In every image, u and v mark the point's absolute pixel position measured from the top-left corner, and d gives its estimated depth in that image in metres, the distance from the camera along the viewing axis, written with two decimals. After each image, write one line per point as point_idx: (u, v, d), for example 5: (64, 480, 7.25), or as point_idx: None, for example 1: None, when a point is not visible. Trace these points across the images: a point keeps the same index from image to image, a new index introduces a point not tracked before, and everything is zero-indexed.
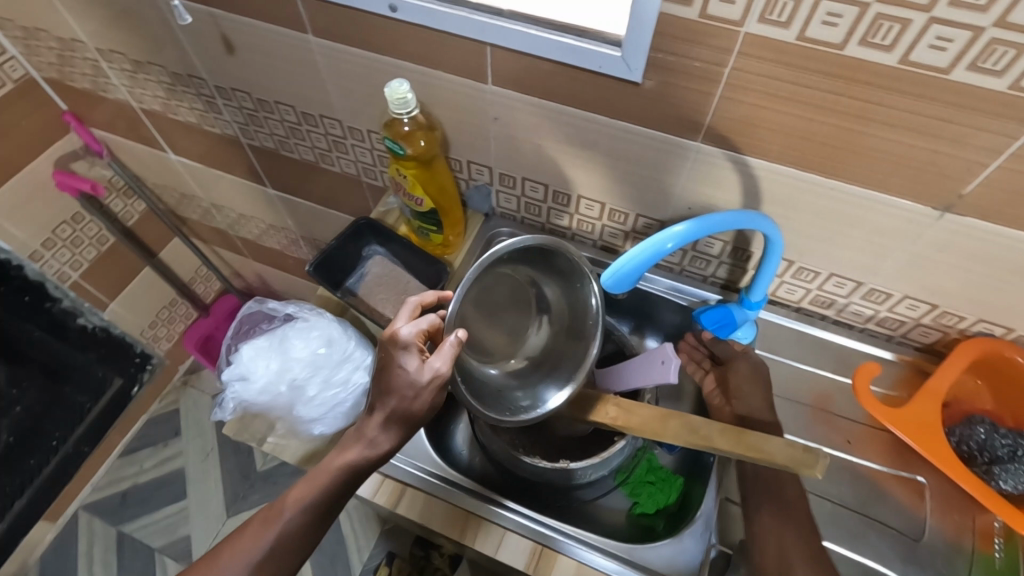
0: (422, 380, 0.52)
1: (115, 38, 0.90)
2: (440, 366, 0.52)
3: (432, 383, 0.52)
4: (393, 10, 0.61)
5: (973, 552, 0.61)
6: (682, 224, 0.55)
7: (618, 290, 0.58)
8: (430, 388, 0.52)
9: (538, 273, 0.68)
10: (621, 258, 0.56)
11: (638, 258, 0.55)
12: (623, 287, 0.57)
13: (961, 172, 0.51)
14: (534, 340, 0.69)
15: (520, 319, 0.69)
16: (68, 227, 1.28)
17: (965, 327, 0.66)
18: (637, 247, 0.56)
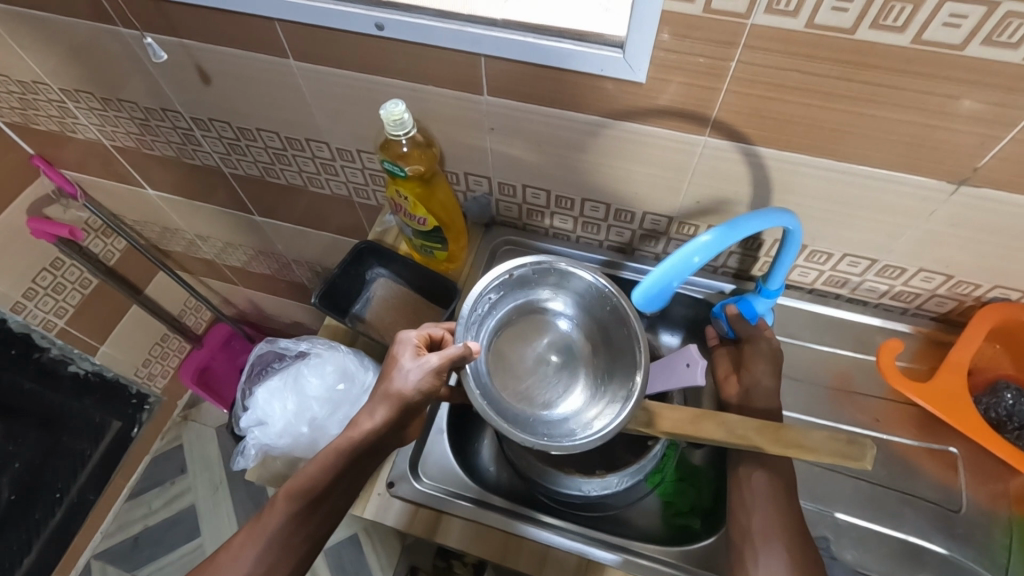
0: (414, 366, 0.53)
1: (80, 78, 0.86)
2: (435, 361, 0.52)
3: (418, 370, 0.52)
4: (380, 28, 0.58)
5: (1011, 519, 0.62)
6: (709, 233, 0.52)
7: (648, 309, 0.61)
8: (417, 379, 0.52)
9: (547, 292, 0.72)
10: (648, 279, 0.56)
11: (667, 273, 0.55)
12: (654, 304, 0.60)
13: (975, 147, 0.51)
14: (580, 360, 0.71)
15: (558, 348, 0.72)
16: (48, 273, 1.23)
17: (981, 294, 0.66)
18: (661, 266, 0.55)
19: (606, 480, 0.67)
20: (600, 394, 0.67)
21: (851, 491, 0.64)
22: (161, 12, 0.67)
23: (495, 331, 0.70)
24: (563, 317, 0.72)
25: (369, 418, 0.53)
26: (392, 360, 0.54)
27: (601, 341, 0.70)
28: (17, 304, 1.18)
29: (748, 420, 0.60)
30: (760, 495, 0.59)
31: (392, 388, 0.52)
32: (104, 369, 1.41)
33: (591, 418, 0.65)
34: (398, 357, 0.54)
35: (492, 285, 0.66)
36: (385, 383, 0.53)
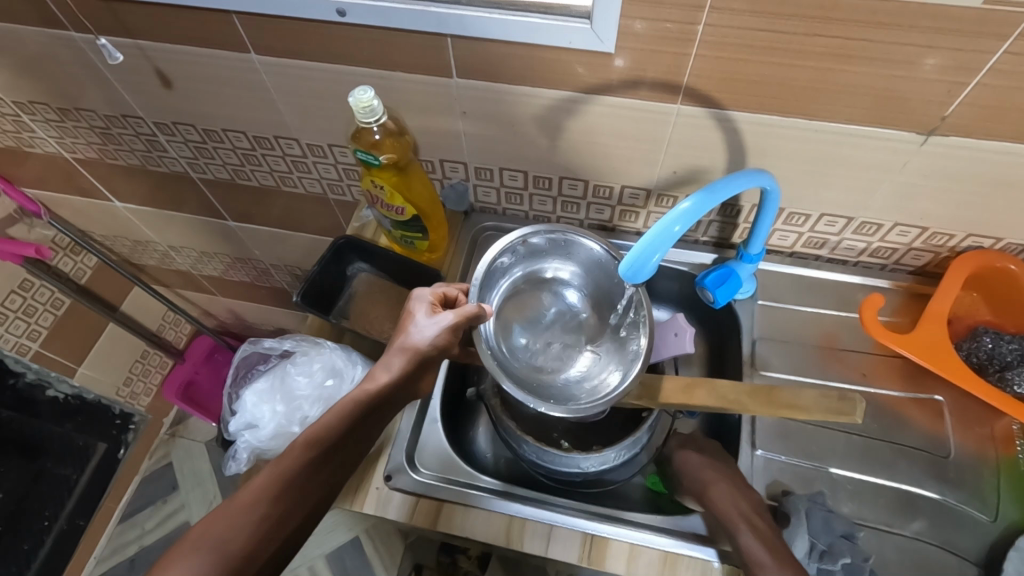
0: (429, 323, 0.52)
1: (33, 88, 0.83)
2: (450, 319, 0.53)
3: (434, 329, 0.52)
4: (341, 14, 0.57)
5: (999, 460, 0.64)
6: (689, 200, 0.51)
7: (635, 281, 0.56)
8: (432, 335, 0.52)
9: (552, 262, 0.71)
10: (633, 249, 0.54)
11: (651, 245, 0.53)
12: (641, 276, 0.55)
13: (940, 96, 0.52)
14: (588, 328, 0.71)
15: (565, 317, 0.72)
16: (16, 297, 1.18)
17: (955, 245, 0.68)
18: (646, 235, 0.53)
19: (605, 454, 0.67)
20: (608, 362, 0.67)
21: (844, 445, 0.65)
22: (113, 12, 0.65)
23: (503, 299, 0.70)
24: (570, 290, 0.72)
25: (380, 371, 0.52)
26: (407, 316, 0.54)
27: (607, 313, 0.70)
28: None
29: (738, 384, 0.61)
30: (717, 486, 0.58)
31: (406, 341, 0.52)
32: (84, 392, 1.38)
33: (591, 387, 0.65)
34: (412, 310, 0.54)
35: (498, 254, 0.66)
36: (400, 336, 0.53)
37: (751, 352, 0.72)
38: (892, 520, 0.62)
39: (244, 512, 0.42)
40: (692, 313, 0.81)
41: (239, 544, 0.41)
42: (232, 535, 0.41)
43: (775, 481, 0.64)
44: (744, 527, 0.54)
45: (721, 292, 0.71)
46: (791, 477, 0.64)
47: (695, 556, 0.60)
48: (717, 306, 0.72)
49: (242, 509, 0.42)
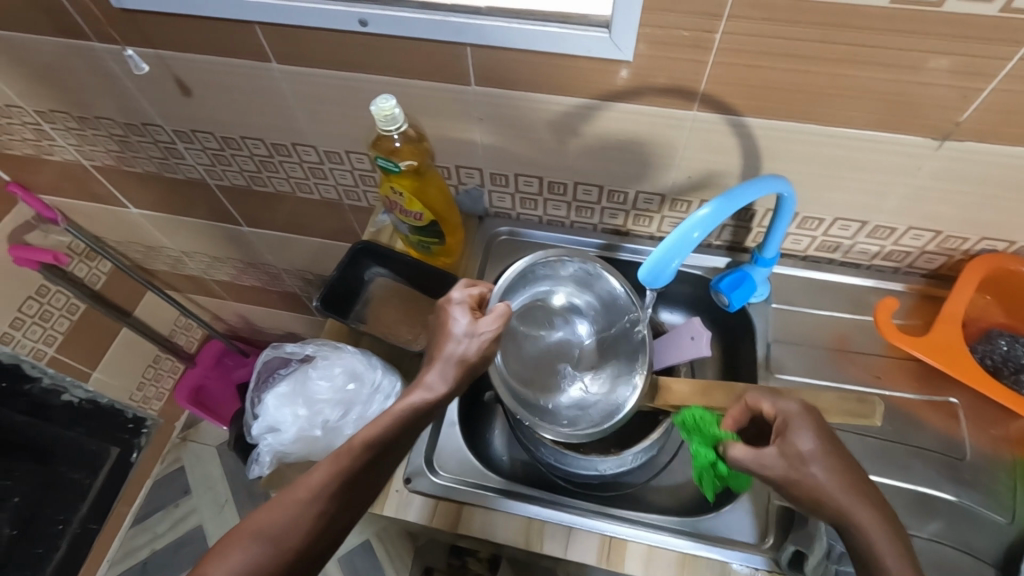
0: (472, 335, 0.56)
1: (54, 97, 0.84)
2: (491, 332, 0.56)
3: (478, 344, 0.56)
4: (363, 24, 0.58)
5: (1014, 460, 0.64)
6: (708, 206, 0.52)
7: (655, 285, 0.57)
8: (476, 348, 0.56)
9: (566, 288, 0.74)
10: (652, 255, 0.54)
11: (669, 251, 0.53)
12: (660, 280, 0.56)
13: (955, 101, 0.53)
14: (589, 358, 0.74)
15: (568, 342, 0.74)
16: (34, 301, 1.21)
17: (968, 248, 0.68)
18: (665, 240, 0.54)
19: (622, 456, 0.67)
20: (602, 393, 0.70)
21: (859, 447, 0.66)
22: (137, 23, 0.66)
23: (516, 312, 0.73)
24: (581, 323, 0.74)
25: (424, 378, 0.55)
26: (449, 326, 0.57)
27: (609, 351, 0.73)
28: (4, 334, 1.16)
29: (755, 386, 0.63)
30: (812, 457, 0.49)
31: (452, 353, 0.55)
32: (98, 396, 1.39)
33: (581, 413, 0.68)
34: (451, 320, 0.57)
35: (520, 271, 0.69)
36: (443, 347, 0.56)
37: (766, 355, 0.73)
38: (909, 521, 0.62)
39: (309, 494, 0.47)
40: (705, 316, 0.81)
41: (299, 519, 0.45)
42: (305, 505, 0.46)
43: None
44: (860, 513, 0.46)
45: (737, 295, 0.71)
46: None
47: (712, 557, 0.61)
48: (732, 310, 0.72)
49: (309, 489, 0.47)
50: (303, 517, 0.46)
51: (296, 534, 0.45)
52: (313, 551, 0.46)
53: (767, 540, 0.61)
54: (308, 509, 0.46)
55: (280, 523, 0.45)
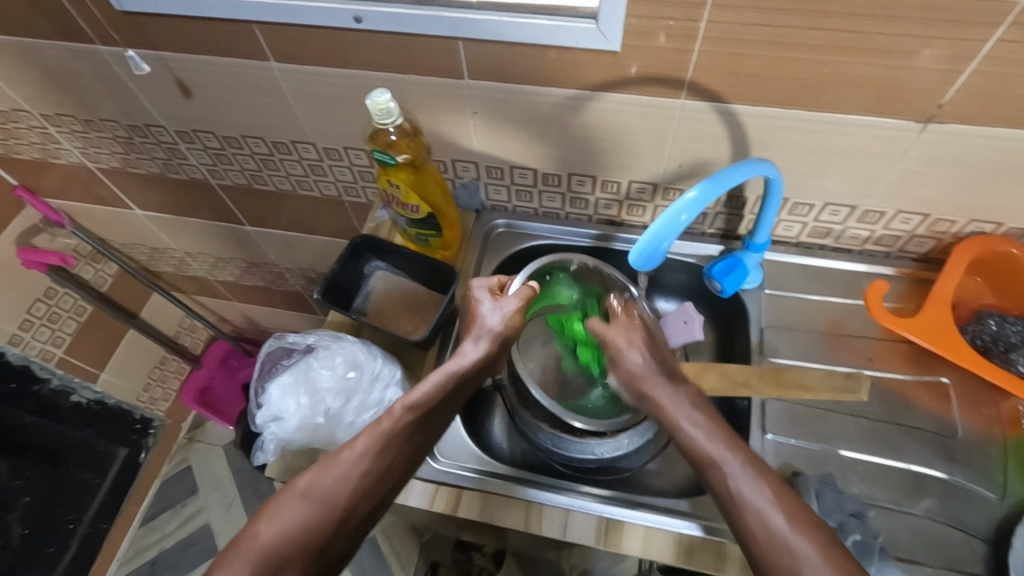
0: (498, 309, 0.63)
1: (60, 101, 0.86)
2: (514, 305, 0.63)
3: (506, 316, 0.62)
4: (358, 21, 0.60)
5: (1006, 439, 0.65)
6: (695, 189, 0.53)
7: (646, 268, 0.58)
8: (503, 318, 0.62)
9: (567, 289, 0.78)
10: (642, 239, 0.56)
11: (658, 235, 0.55)
12: (650, 263, 0.57)
13: (936, 84, 0.54)
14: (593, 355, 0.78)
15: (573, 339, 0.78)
16: (42, 303, 1.23)
17: (958, 231, 0.69)
18: (654, 225, 0.55)
19: (617, 440, 0.68)
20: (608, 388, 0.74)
21: (853, 429, 0.67)
22: (139, 25, 0.68)
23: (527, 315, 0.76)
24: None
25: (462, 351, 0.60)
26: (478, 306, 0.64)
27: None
28: (13, 337, 1.19)
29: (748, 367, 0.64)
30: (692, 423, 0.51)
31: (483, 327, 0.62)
32: (106, 397, 1.41)
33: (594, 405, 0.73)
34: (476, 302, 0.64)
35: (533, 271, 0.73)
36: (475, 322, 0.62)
37: (760, 340, 0.74)
38: (902, 500, 0.63)
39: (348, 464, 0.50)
40: (701, 304, 0.83)
41: (338, 485, 0.49)
42: (347, 473, 0.50)
43: (786, 463, 0.65)
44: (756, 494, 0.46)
45: (728, 281, 0.73)
46: (803, 459, 0.65)
47: (708, 537, 0.62)
48: (725, 295, 0.75)
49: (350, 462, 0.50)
50: (350, 475, 0.50)
51: (342, 495, 0.49)
52: (348, 512, 0.49)
53: None
54: (353, 472, 0.50)
55: (329, 484, 0.49)
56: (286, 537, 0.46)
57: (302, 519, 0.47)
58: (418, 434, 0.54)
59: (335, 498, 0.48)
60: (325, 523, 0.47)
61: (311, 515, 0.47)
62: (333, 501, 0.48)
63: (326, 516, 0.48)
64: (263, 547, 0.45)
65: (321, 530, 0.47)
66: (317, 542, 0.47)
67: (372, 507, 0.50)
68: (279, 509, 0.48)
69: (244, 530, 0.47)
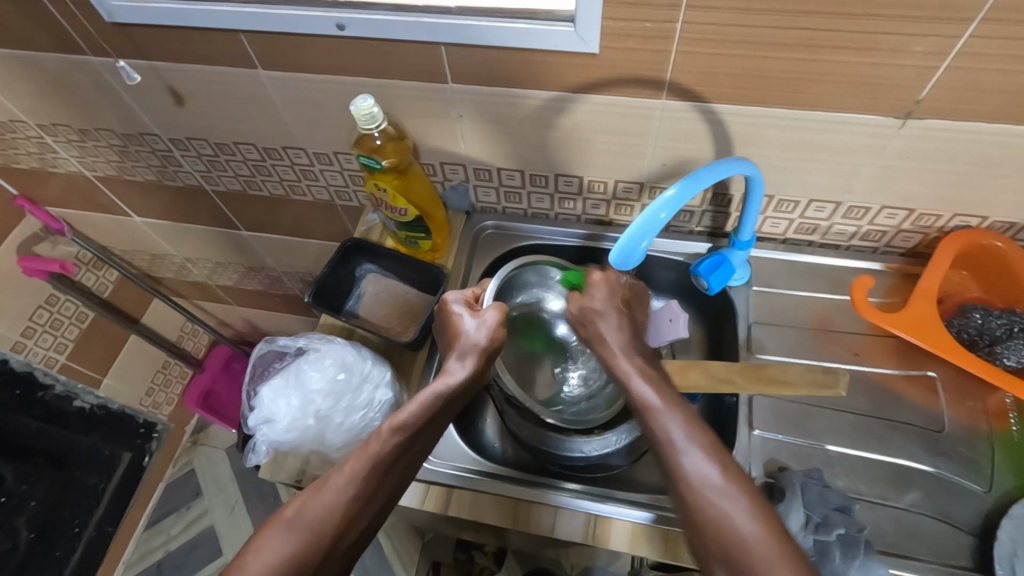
0: (477, 323, 0.63)
1: (55, 111, 0.88)
2: (492, 318, 0.64)
3: (488, 329, 0.63)
4: (341, 28, 0.61)
5: (992, 433, 0.65)
6: (673, 187, 0.54)
7: (624, 267, 0.60)
8: (484, 331, 0.63)
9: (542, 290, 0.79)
10: (622, 238, 0.56)
11: (638, 233, 0.55)
12: (630, 262, 0.58)
13: (913, 80, 0.54)
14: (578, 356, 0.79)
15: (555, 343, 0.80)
16: (44, 310, 1.25)
17: (943, 225, 0.69)
18: (633, 223, 0.56)
19: (605, 437, 0.69)
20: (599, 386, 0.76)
21: (839, 422, 0.68)
22: (129, 35, 0.70)
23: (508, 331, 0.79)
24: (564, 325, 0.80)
25: (449, 372, 0.60)
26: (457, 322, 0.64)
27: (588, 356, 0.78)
28: (17, 343, 1.21)
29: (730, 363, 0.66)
30: (671, 415, 0.49)
31: (467, 341, 0.62)
32: (109, 402, 1.43)
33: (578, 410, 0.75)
34: (455, 314, 0.65)
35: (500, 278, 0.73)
36: (458, 340, 0.63)
37: (748, 337, 0.74)
38: (889, 494, 0.63)
39: (336, 492, 0.50)
40: (690, 302, 0.83)
41: (326, 513, 0.49)
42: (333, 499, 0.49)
43: (773, 458, 0.66)
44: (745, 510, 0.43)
45: (716, 278, 0.73)
46: (789, 454, 0.66)
47: None
48: (711, 293, 0.75)
49: (338, 489, 0.50)
50: (338, 501, 0.49)
51: (329, 519, 0.48)
52: (335, 536, 0.48)
53: None
54: (339, 497, 0.50)
55: (318, 509, 0.49)
56: (271, 569, 0.45)
57: (287, 547, 0.47)
58: (406, 456, 0.54)
59: (323, 523, 0.48)
60: (313, 548, 0.47)
61: (296, 543, 0.47)
62: (319, 528, 0.48)
63: (312, 543, 0.47)
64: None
65: (308, 557, 0.47)
66: (304, 568, 0.46)
67: (359, 529, 0.50)
68: (263, 541, 0.47)
69: (234, 560, 0.47)
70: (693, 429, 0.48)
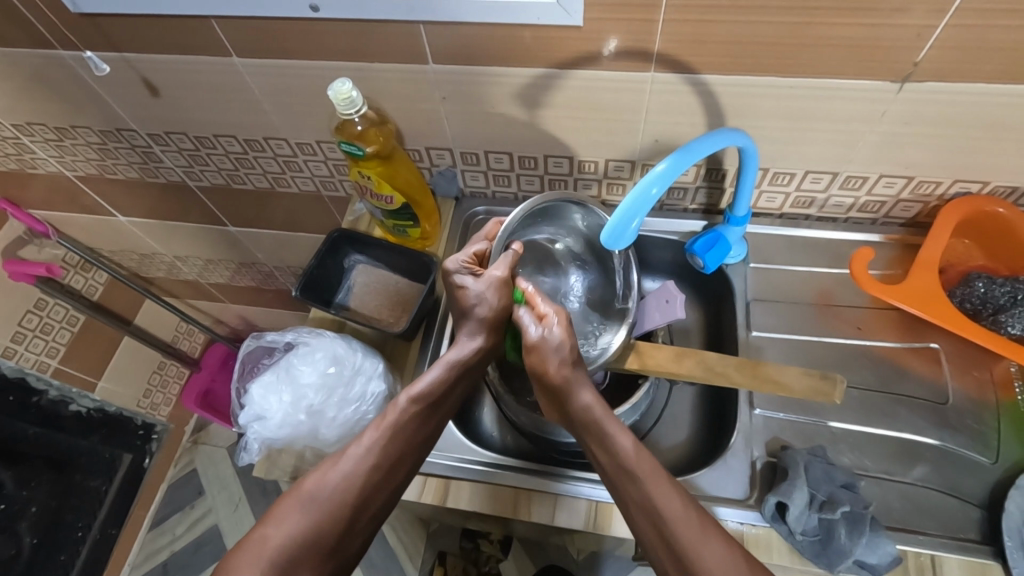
0: (482, 285, 0.59)
1: (28, 109, 0.85)
2: (498, 275, 0.59)
3: (492, 288, 0.58)
4: (315, 9, 0.58)
5: (999, 403, 0.64)
6: (664, 161, 0.52)
7: (617, 247, 0.58)
8: (490, 293, 0.58)
9: (554, 234, 0.71)
10: (613, 216, 0.54)
11: (629, 211, 0.53)
12: (621, 242, 0.56)
13: (910, 41, 0.52)
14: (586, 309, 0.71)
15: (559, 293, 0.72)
16: (33, 315, 1.23)
17: (943, 192, 0.68)
18: (623, 201, 0.54)
19: None
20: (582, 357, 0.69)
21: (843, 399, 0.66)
22: (96, 26, 0.67)
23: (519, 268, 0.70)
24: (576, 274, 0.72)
25: (461, 345, 0.59)
26: (460, 288, 0.60)
27: (598, 315, 0.70)
28: (7, 349, 1.19)
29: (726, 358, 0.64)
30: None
31: (473, 314, 0.59)
32: (106, 405, 1.43)
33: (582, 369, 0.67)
34: (458, 285, 0.60)
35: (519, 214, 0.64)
36: (466, 309, 0.59)
37: (747, 315, 0.73)
38: (895, 469, 0.63)
39: (356, 463, 0.51)
40: (688, 281, 0.82)
41: (347, 484, 0.50)
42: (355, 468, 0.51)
43: (775, 437, 0.65)
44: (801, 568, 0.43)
45: (711, 257, 0.71)
46: (792, 432, 0.65)
47: None
48: (708, 271, 0.72)
49: (358, 459, 0.52)
50: (358, 472, 0.51)
51: (349, 490, 0.50)
52: (353, 502, 0.50)
53: (754, 495, 0.62)
54: (360, 467, 0.51)
55: (336, 479, 0.50)
56: (293, 541, 0.47)
57: (306, 520, 0.48)
58: (419, 427, 0.55)
59: (342, 493, 0.50)
60: (333, 518, 0.49)
61: (319, 516, 0.49)
62: (340, 498, 0.50)
63: (333, 512, 0.49)
64: (270, 551, 0.47)
65: (328, 526, 0.49)
66: (325, 539, 0.48)
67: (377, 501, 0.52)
68: (283, 513, 0.49)
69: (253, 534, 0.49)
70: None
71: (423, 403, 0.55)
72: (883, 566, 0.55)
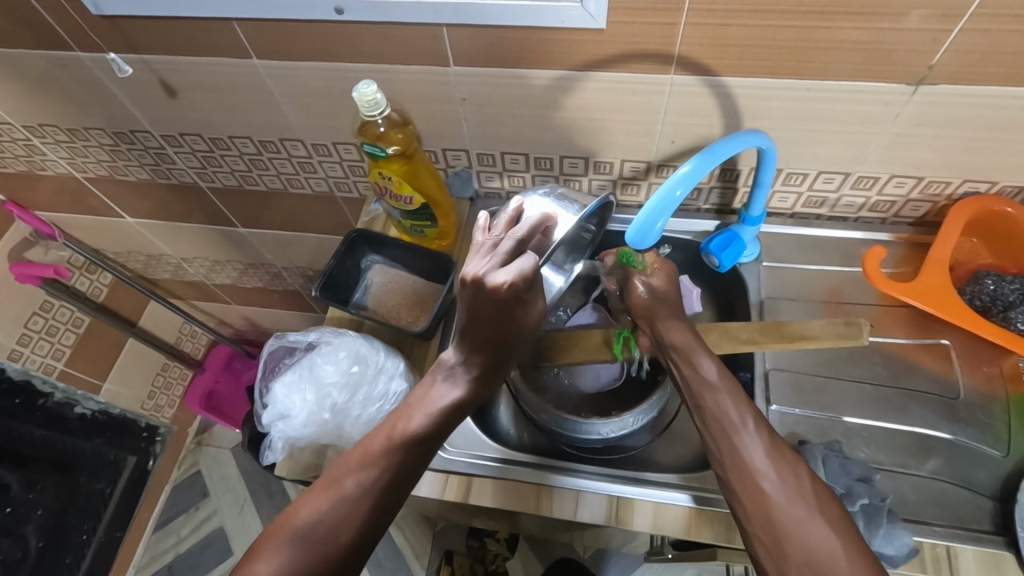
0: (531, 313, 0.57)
1: (41, 111, 0.85)
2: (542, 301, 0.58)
3: (535, 316, 0.58)
4: (340, 12, 0.59)
5: (1008, 396, 0.66)
6: (688, 164, 0.53)
7: (640, 247, 0.58)
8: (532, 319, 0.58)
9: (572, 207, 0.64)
10: (637, 216, 0.55)
11: (652, 212, 0.54)
12: (646, 242, 0.57)
13: (925, 44, 0.54)
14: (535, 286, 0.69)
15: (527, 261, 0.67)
16: (39, 317, 1.23)
17: (952, 192, 0.69)
18: (648, 202, 0.55)
19: (623, 419, 0.69)
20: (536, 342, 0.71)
21: (855, 394, 0.68)
22: (118, 28, 0.67)
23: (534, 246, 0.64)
24: None
25: (459, 376, 0.59)
26: (498, 317, 0.55)
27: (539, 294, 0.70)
28: (13, 352, 1.18)
29: (749, 325, 0.65)
30: (750, 430, 0.52)
31: (480, 345, 0.58)
32: (111, 407, 1.41)
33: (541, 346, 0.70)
34: (495, 314, 0.55)
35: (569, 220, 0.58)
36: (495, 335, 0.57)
37: (760, 313, 0.74)
38: (908, 462, 0.64)
39: (348, 505, 0.51)
40: (701, 279, 0.83)
41: (344, 530, 0.50)
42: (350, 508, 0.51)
43: (792, 432, 0.66)
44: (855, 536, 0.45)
45: (727, 256, 0.73)
46: (808, 427, 0.66)
47: (716, 510, 0.62)
48: (723, 269, 0.74)
49: (350, 503, 0.51)
50: (352, 513, 0.51)
51: (344, 531, 0.50)
52: (347, 539, 0.50)
53: None
54: (354, 509, 0.51)
55: (331, 522, 0.50)
56: None
57: (296, 557, 0.48)
58: (420, 461, 0.55)
59: (337, 537, 0.49)
60: (328, 560, 0.48)
61: (315, 556, 0.48)
62: (334, 541, 0.49)
63: (328, 555, 0.49)
64: None
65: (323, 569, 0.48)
66: None
67: (371, 524, 0.51)
68: (276, 547, 0.48)
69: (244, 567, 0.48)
70: (763, 434, 0.52)
71: (415, 443, 0.55)
72: (900, 557, 0.56)
